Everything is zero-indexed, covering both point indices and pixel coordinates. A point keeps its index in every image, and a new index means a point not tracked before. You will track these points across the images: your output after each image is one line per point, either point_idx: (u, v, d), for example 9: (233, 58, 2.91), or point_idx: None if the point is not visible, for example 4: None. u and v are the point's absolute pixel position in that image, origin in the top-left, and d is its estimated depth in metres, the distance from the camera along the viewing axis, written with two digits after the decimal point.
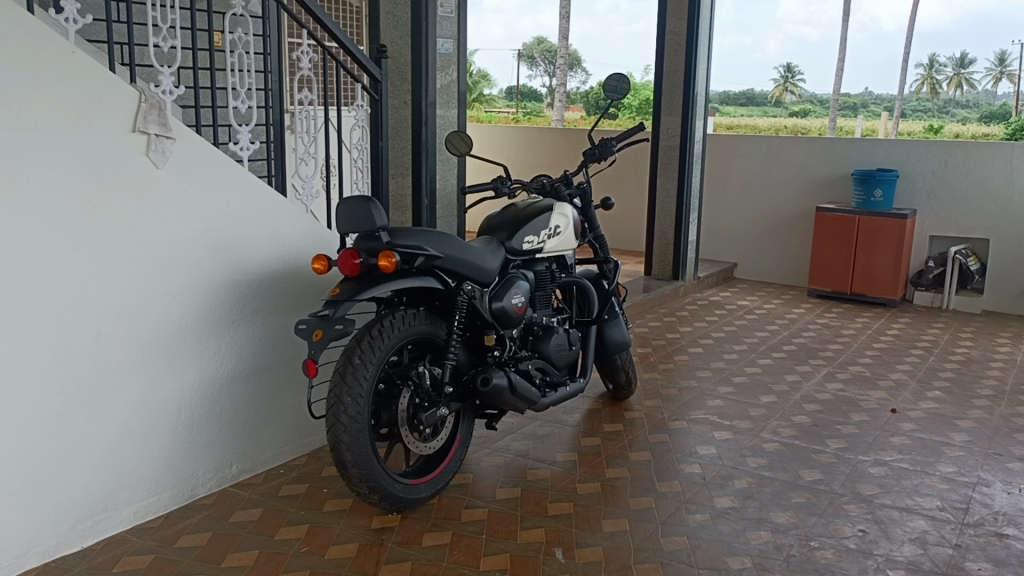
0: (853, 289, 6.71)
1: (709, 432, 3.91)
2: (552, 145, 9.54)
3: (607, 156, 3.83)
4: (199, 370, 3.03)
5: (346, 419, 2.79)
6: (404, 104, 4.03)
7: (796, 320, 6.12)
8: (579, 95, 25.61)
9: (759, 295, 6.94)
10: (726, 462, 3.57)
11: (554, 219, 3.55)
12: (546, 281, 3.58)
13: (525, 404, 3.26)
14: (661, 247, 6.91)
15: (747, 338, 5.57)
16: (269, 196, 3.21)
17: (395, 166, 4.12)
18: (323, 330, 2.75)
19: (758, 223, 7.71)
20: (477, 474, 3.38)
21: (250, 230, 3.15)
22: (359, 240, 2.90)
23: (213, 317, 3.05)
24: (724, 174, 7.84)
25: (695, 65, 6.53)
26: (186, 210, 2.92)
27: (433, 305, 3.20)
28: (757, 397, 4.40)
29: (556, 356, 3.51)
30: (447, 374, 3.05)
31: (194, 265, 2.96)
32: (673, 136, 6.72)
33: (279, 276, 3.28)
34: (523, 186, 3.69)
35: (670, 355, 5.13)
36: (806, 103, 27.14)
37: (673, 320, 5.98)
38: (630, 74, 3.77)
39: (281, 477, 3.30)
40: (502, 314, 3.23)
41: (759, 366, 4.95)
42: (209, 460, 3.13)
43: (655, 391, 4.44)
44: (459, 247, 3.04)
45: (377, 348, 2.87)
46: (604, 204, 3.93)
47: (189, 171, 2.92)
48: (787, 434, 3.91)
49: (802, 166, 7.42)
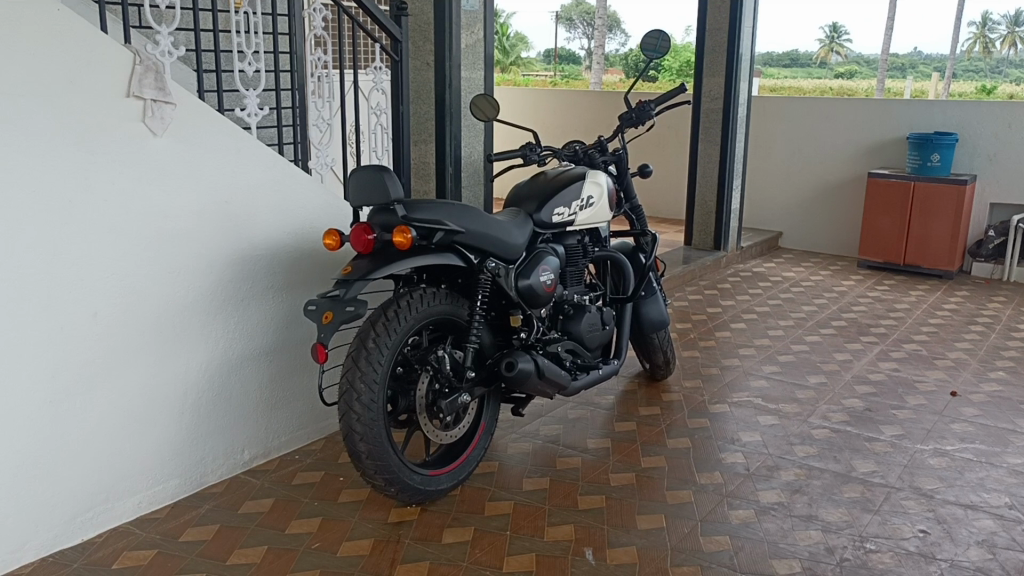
0: (906, 260, 6.35)
1: (753, 417, 3.65)
2: (588, 111, 9.22)
3: (644, 120, 3.54)
4: (206, 351, 2.85)
5: (359, 407, 2.59)
6: (427, 65, 3.76)
7: (844, 293, 5.78)
8: (618, 57, 25.03)
9: (805, 266, 6.60)
10: (772, 451, 3.31)
11: (587, 189, 3.29)
12: (577, 256, 3.33)
13: (553, 389, 3.03)
14: (702, 216, 6.59)
15: (792, 312, 5.27)
16: (278, 165, 2.99)
17: (417, 132, 3.85)
18: (334, 312, 2.54)
19: (804, 190, 7.34)
20: (504, 462, 3.17)
21: (258, 202, 2.93)
22: (373, 215, 2.69)
23: (219, 295, 2.85)
24: (770, 138, 7.48)
25: (741, 23, 6.15)
26: (186, 181, 2.71)
27: (455, 283, 2.98)
28: (804, 378, 4.12)
29: (587, 337, 3.26)
30: (468, 358, 2.82)
31: (197, 240, 2.76)
32: (715, 99, 6.37)
33: (291, 250, 3.07)
34: (553, 153, 3.43)
35: (710, 331, 4.86)
36: (852, 63, 26.26)
37: (714, 293, 5.69)
38: (670, 32, 3.46)
39: (296, 464, 3.11)
40: (529, 293, 3.00)
41: (806, 344, 4.66)
42: (218, 447, 2.95)
43: (694, 371, 4.18)
44: (481, 221, 2.80)
45: (393, 331, 2.65)
46: (641, 172, 3.65)
47: (191, 138, 2.70)
48: (837, 420, 3.64)
49: (852, 129, 7.03)
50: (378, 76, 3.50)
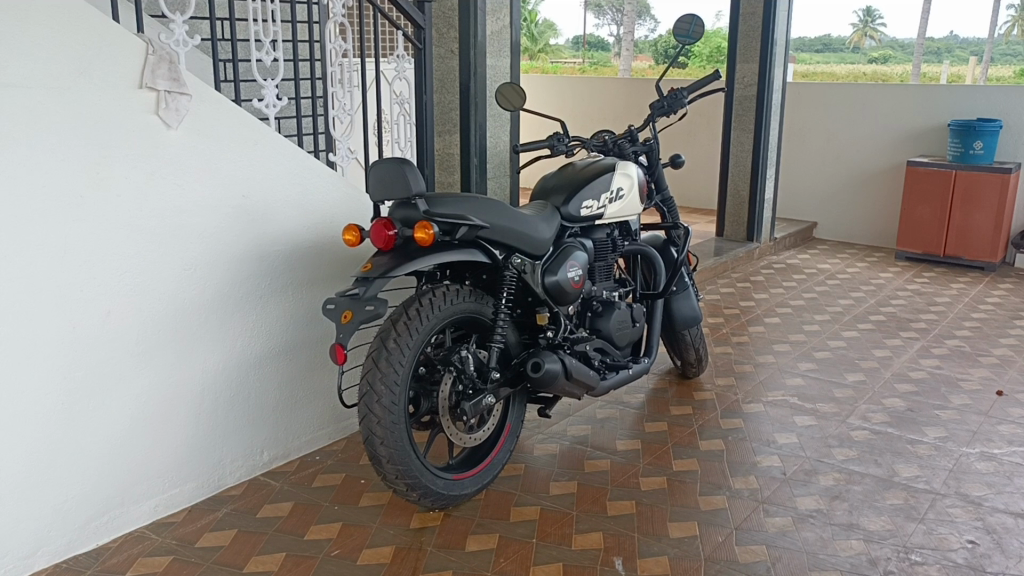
0: (947, 252, 6.15)
1: (789, 417, 3.52)
2: (617, 99, 9.05)
3: (677, 109, 3.40)
4: (225, 350, 2.77)
5: (379, 410, 2.49)
6: (451, 53, 3.64)
7: (882, 286, 5.60)
8: (648, 44, 24.74)
9: (840, 258, 6.42)
10: (810, 454, 3.18)
11: (617, 180, 3.17)
12: (606, 250, 3.21)
13: (581, 389, 2.91)
14: (735, 206, 6.43)
15: (828, 306, 5.11)
16: (298, 157, 2.90)
17: (441, 122, 3.74)
18: (353, 311, 2.44)
19: (840, 179, 7.14)
20: (530, 464, 3.07)
21: (277, 196, 2.85)
22: (394, 209, 2.59)
23: (236, 293, 2.77)
24: (805, 126, 7.28)
25: (776, 7, 5.97)
26: (202, 175, 2.63)
27: (480, 279, 2.87)
28: (842, 376, 3.97)
29: (616, 335, 3.15)
30: (493, 358, 2.72)
31: (214, 236, 2.68)
32: (749, 85, 6.19)
33: (311, 245, 2.98)
34: (581, 143, 3.31)
35: (743, 326, 4.71)
36: (886, 48, 25.75)
37: (746, 286, 5.54)
38: (702, 16, 3.32)
39: (317, 466, 3.03)
40: (556, 290, 2.89)
41: (844, 340, 4.50)
42: (237, 448, 2.88)
43: (727, 368, 4.05)
44: (506, 215, 2.70)
45: (414, 331, 2.56)
46: (672, 162, 3.51)
47: (206, 131, 2.62)
48: (878, 420, 3.49)
49: (890, 116, 6.82)
50: (401, 65, 3.39)
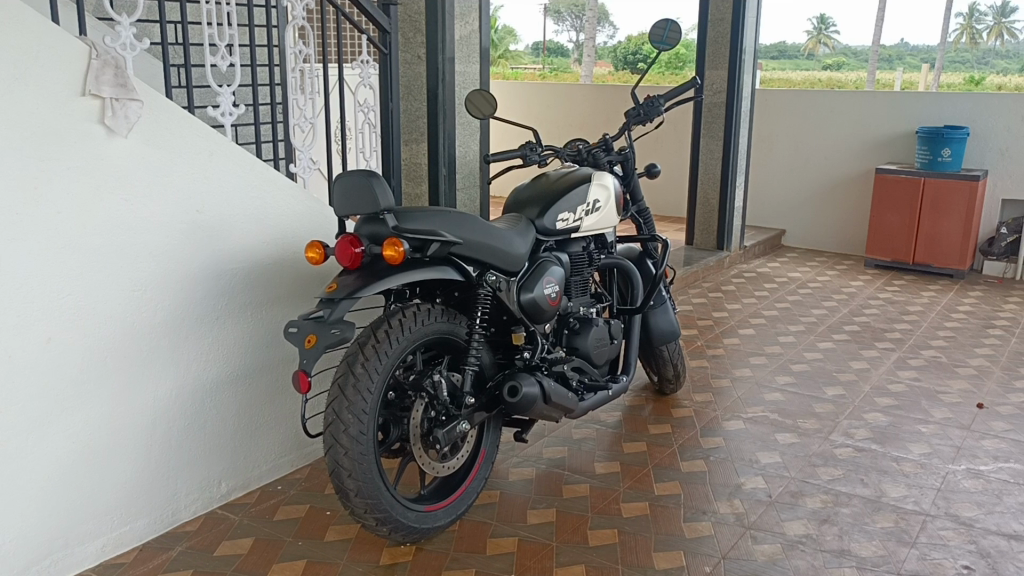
0: (916, 259, 6.13)
1: (770, 434, 3.41)
2: (584, 107, 8.94)
3: (653, 117, 3.28)
4: (178, 376, 2.58)
5: (346, 440, 2.33)
6: (419, 59, 3.47)
7: (854, 294, 5.55)
8: (608, 49, 24.75)
9: (810, 266, 6.37)
10: (794, 474, 3.07)
11: (592, 192, 3.03)
12: (582, 264, 3.07)
13: (560, 412, 2.77)
14: (705, 215, 6.35)
15: (802, 316, 5.03)
16: (256, 169, 2.72)
17: (407, 131, 3.57)
18: (317, 335, 2.27)
19: (808, 187, 7.11)
20: (506, 491, 2.92)
21: (233, 211, 2.66)
22: (360, 225, 2.42)
23: (191, 315, 2.59)
24: (772, 132, 7.25)
25: (745, 13, 5.90)
26: (151, 189, 2.44)
27: (452, 297, 2.72)
28: (821, 391, 3.87)
29: (594, 353, 3.01)
30: (467, 382, 2.57)
31: (165, 254, 2.49)
32: (718, 92, 6.11)
33: (271, 263, 2.80)
34: (555, 153, 3.18)
35: (718, 338, 4.61)
36: (841, 55, 26.12)
37: (718, 296, 5.45)
38: (678, 20, 3.19)
39: (278, 496, 2.85)
40: (532, 307, 2.75)
41: (820, 351, 4.42)
42: (191, 480, 2.68)
43: (704, 383, 3.94)
44: (479, 230, 2.55)
45: (384, 355, 2.40)
46: (647, 172, 3.39)
47: (155, 142, 2.43)
48: (861, 437, 3.40)
49: (858, 124, 6.80)
50: (365, 71, 3.22)
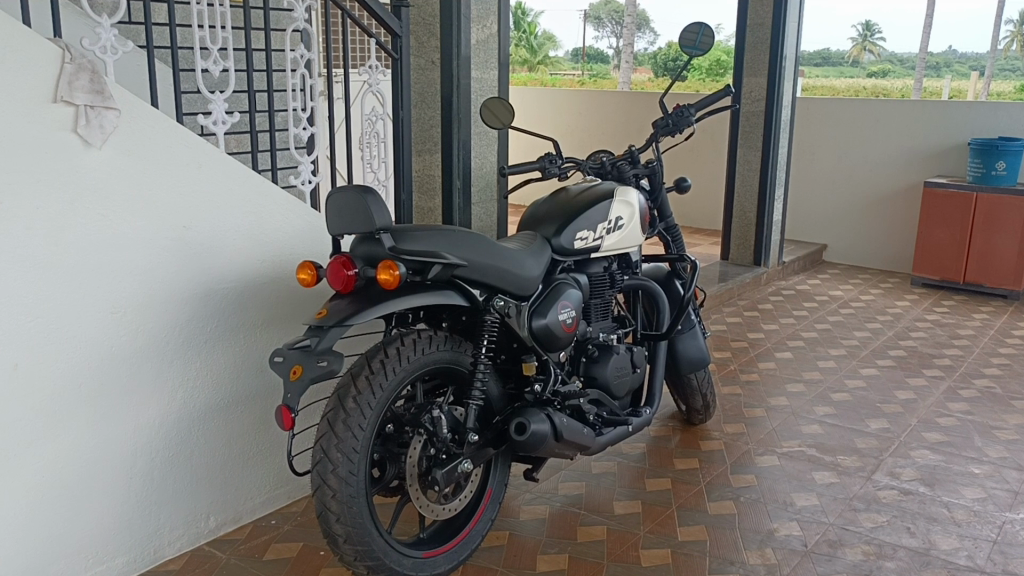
0: (967, 279, 5.79)
1: (807, 472, 3.14)
2: (617, 116, 8.71)
3: (683, 128, 3.04)
4: (161, 403, 2.39)
5: (335, 481, 2.12)
6: (432, 64, 3.27)
7: (899, 316, 5.23)
8: (646, 56, 24.41)
9: (852, 284, 6.05)
10: (833, 520, 2.80)
11: (615, 209, 2.80)
12: (603, 286, 2.84)
13: (574, 450, 2.54)
14: (741, 228, 6.07)
15: (843, 339, 4.73)
16: (250, 182, 2.53)
17: (420, 140, 3.37)
18: (303, 365, 2.06)
19: (852, 200, 6.79)
20: (516, 532, 2.69)
21: (223, 226, 2.48)
22: (356, 245, 2.22)
23: (177, 338, 2.40)
24: (814, 143, 6.94)
25: (786, 18, 5.63)
26: (132, 202, 2.26)
27: (457, 322, 2.50)
28: (863, 424, 3.59)
29: (614, 383, 2.78)
30: (470, 417, 2.34)
31: (147, 272, 2.31)
32: (756, 100, 5.83)
33: (264, 282, 2.60)
34: (577, 165, 2.96)
35: (752, 362, 4.34)
36: (886, 63, 25.51)
37: (754, 315, 5.17)
38: (711, 23, 2.94)
39: (271, 533, 2.64)
40: (546, 335, 2.52)
41: (862, 379, 4.12)
42: (177, 514, 2.49)
43: (736, 413, 3.67)
44: (486, 250, 2.34)
45: (378, 388, 2.18)
46: (677, 186, 3.14)
47: (136, 152, 2.25)
48: (907, 478, 3.12)
49: (905, 135, 6.49)
50: (374, 77, 3.04)
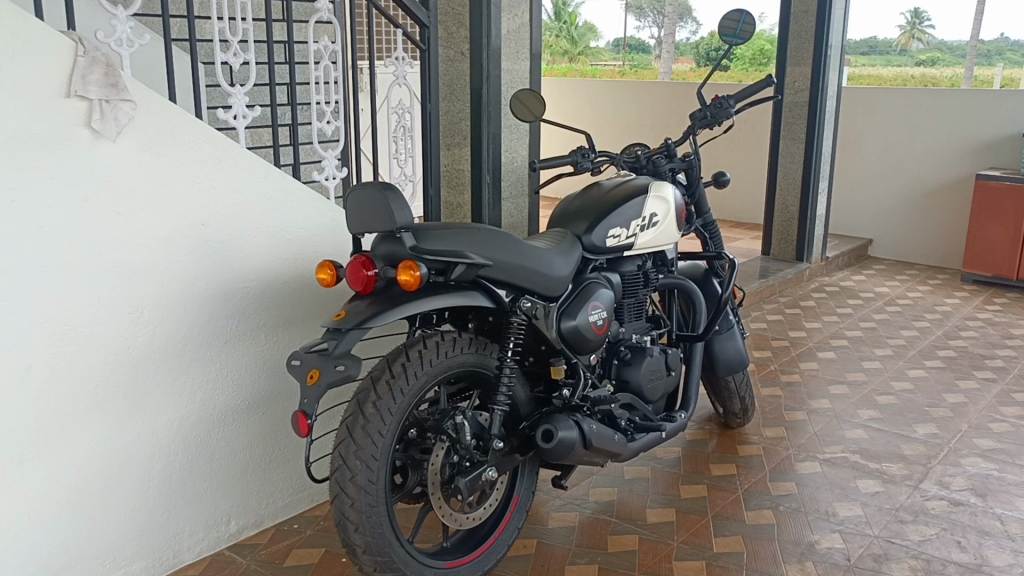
0: (1020, 276, 5.55)
1: (850, 480, 3.00)
2: (656, 108, 8.55)
3: (722, 119, 2.91)
4: (179, 404, 2.34)
5: (353, 490, 2.04)
6: (462, 55, 3.17)
7: (949, 314, 5.03)
8: (688, 46, 24.06)
9: (899, 281, 5.85)
10: (878, 532, 2.66)
11: (649, 205, 2.68)
12: (637, 285, 2.73)
13: (604, 457, 2.43)
14: (783, 222, 5.89)
15: (890, 338, 4.56)
16: (271, 178, 2.47)
17: (448, 134, 3.27)
18: (320, 370, 1.99)
19: (899, 193, 6.57)
20: (545, 540, 2.60)
21: (243, 224, 2.41)
22: (377, 243, 2.14)
23: (195, 339, 2.35)
24: (860, 133, 6.72)
25: (832, 4, 5.43)
26: (149, 200, 2.20)
27: (483, 324, 2.41)
28: (910, 429, 3.43)
29: (647, 386, 2.67)
30: (495, 423, 2.25)
31: (165, 271, 2.25)
32: (800, 90, 5.65)
33: (286, 281, 2.54)
34: (610, 159, 2.84)
35: (793, 362, 4.19)
36: (937, 51, 24.83)
37: (796, 313, 5.01)
38: (754, 9, 2.79)
39: (293, 537, 2.59)
40: (575, 337, 2.42)
41: (910, 381, 3.96)
42: (197, 517, 2.44)
43: (776, 416, 3.54)
44: (512, 249, 2.24)
45: (399, 393, 2.10)
46: (715, 181, 3.02)
47: (153, 148, 2.19)
48: (958, 487, 2.96)
49: (956, 126, 6.26)
50: (401, 68, 2.95)
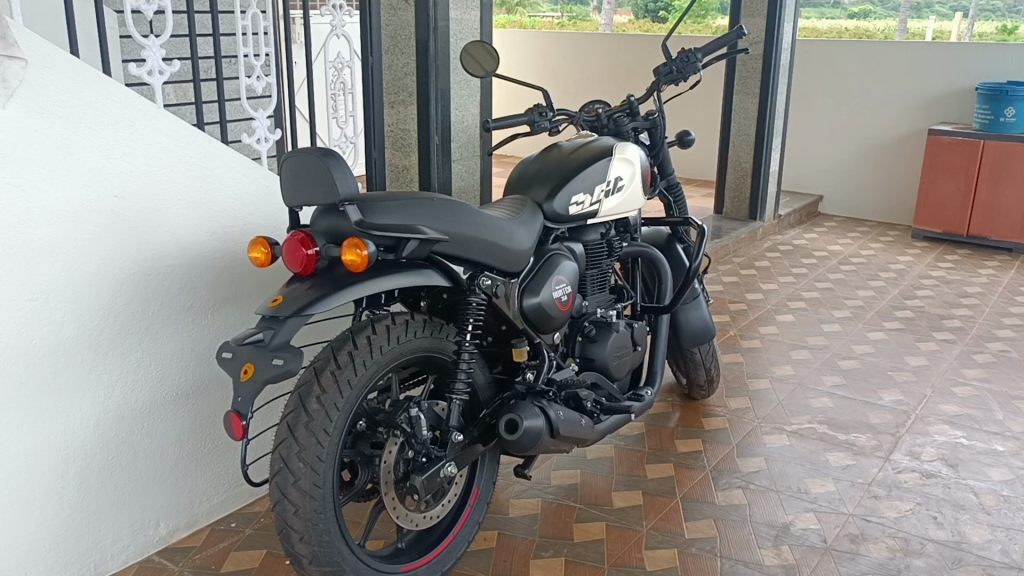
0: (970, 232, 5.55)
1: (820, 453, 2.89)
2: (603, 61, 8.30)
3: (688, 74, 2.70)
4: (95, 400, 2.08)
5: (296, 496, 1.83)
6: (405, 3, 2.89)
7: (903, 272, 4.96)
8: None
9: (851, 238, 5.78)
10: (854, 511, 2.55)
11: (614, 168, 2.48)
12: (601, 255, 2.53)
13: (571, 444, 2.26)
14: (736, 180, 5.76)
15: (847, 299, 4.47)
16: (193, 142, 2.21)
17: (392, 90, 3.00)
18: (256, 364, 1.75)
19: (850, 148, 6.50)
20: (506, 531, 2.42)
21: (165, 194, 2.15)
22: (317, 217, 1.90)
23: (111, 326, 2.08)
24: (810, 88, 6.61)
25: None
26: (52, 169, 1.92)
27: (437, 303, 2.19)
28: (876, 396, 3.33)
29: (613, 364, 2.50)
30: (453, 414, 2.05)
31: (72, 251, 1.98)
32: (754, 42, 5.46)
33: (214, 258, 2.28)
34: (569, 117, 2.63)
35: (753, 326, 4.07)
36: None
37: (751, 274, 4.89)
38: None
39: (231, 539, 2.36)
40: (539, 315, 2.23)
41: (870, 344, 3.87)
42: (122, 521, 2.20)
43: (739, 385, 3.41)
44: (470, 221, 2.03)
45: (346, 385, 1.88)
46: (679, 140, 2.82)
47: (51, 108, 1.91)
48: (929, 457, 2.87)
49: (908, 79, 6.18)
50: (339, 18, 2.66)
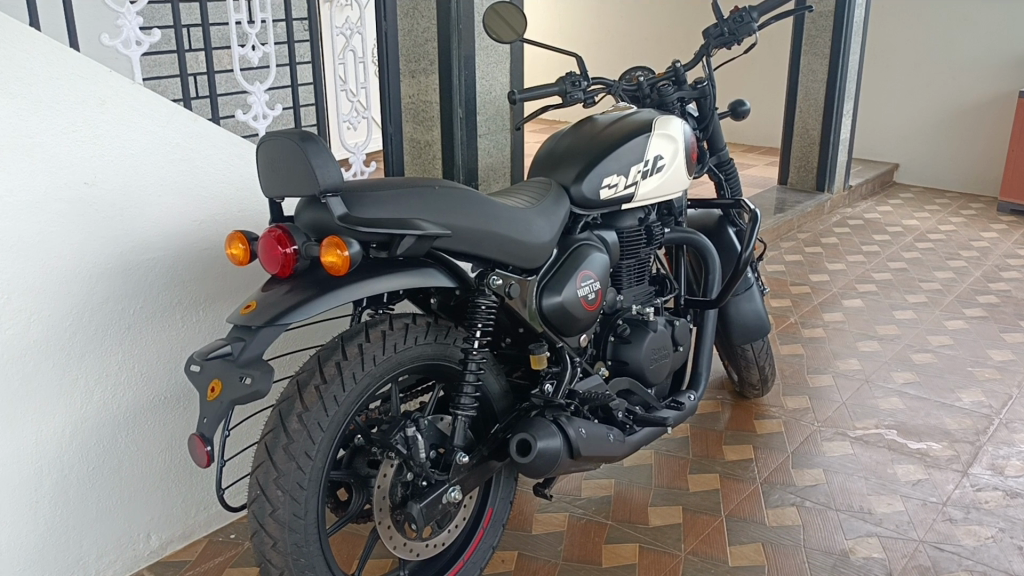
0: None
1: (887, 463, 2.57)
2: (661, 22, 7.86)
3: (744, 36, 2.36)
4: (70, 407, 1.89)
5: (274, 528, 1.61)
6: None
7: (987, 251, 4.52)
8: None
9: (928, 211, 5.33)
10: (925, 536, 2.24)
11: (653, 146, 2.16)
12: (639, 244, 2.23)
13: (597, 462, 1.99)
14: (802, 149, 5.34)
15: (923, 282, 4.07)
16: (175, 121, 1.99)
17: (412, 59, 2.73)
18: (223, 382, 1.53)
19: (929, 112, 6.01)
20: (529, 552, 2.18)
21: (145, 179, 1.94)
22: (301, 210, 1.66)
23: (86, 326, 1.88)
24: (888, 48, 6.13)
25: None
26: (12, 153, 1.72)
27: (447, 302, 1.94)
28: (953, 396, 2.98)
29: (650, 367, 2.22)
30: (458, 432, 1.80)
31: (37, 245, 1.78)
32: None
33: (204, 249, 2.07)
34: (606, 87, 2.33)
35: (816, 313, 3.72)
36: None
37: (817, 252, 4.52)
38: None
39: (230, 552, 2.17)
40: (561, 315, 1.96)
41: (948, 334, 3.49)
42: (107, 535, 2.02)
43: (798, 382, 3.09)
44: (478, 214, 1.76)
45: (331, 402, 1.64)
46: (732, 111, 2.48)
47: (6, 86, 1.70)
48: (1013, 472, 2.52)
49: (998, 36, 5.64)
50: None
